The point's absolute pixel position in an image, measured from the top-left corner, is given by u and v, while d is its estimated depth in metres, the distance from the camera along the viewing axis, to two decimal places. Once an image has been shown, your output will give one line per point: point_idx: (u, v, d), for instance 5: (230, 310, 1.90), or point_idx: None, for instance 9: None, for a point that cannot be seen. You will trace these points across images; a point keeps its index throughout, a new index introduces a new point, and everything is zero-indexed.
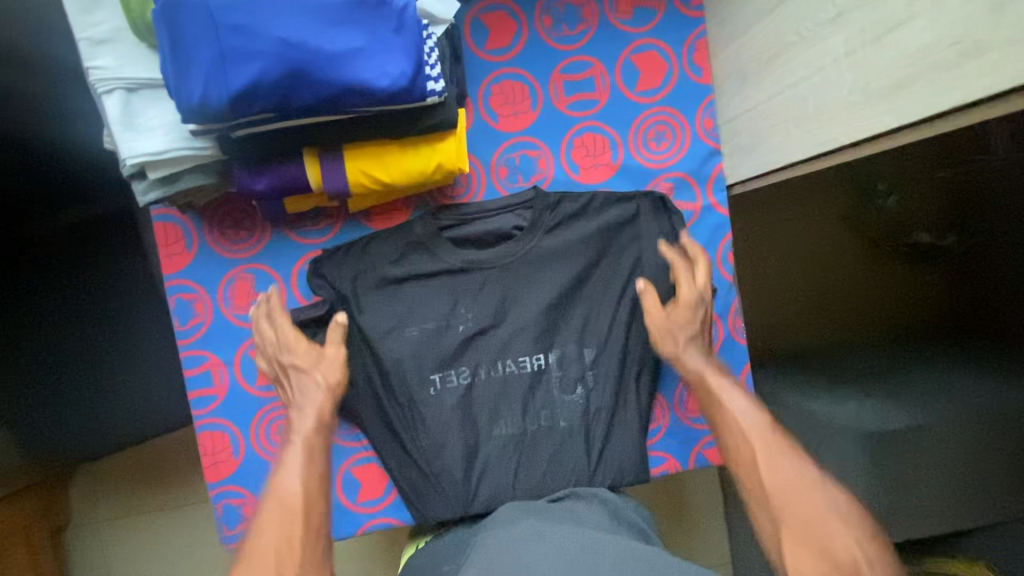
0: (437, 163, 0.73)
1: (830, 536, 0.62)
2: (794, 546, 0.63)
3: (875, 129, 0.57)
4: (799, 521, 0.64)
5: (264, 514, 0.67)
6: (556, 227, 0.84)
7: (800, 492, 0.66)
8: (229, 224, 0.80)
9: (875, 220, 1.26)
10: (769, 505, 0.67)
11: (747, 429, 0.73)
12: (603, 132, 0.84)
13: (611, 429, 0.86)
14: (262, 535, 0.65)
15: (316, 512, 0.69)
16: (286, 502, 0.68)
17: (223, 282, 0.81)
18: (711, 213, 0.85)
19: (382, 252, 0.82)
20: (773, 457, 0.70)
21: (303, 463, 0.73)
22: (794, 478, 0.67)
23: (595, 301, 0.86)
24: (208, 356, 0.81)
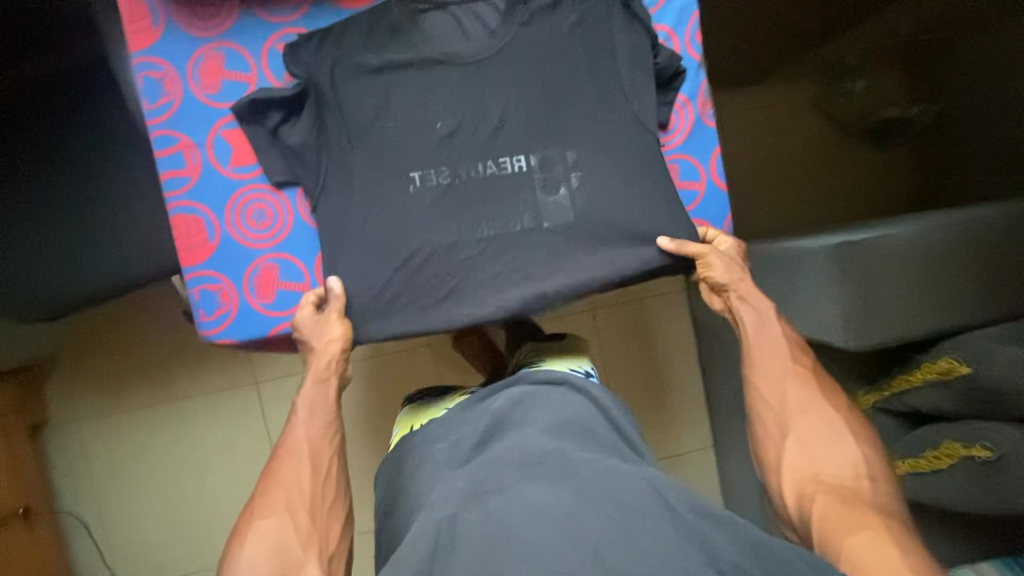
0: None
1: (837, 453, 0.76)
2: (799, 454, 0.77)
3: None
4: (807, 435, 0.78)
5: (281, 462, 0.76)
6: (531, 20, 0.84)
7: (813, 414, 0.79)
8: (197, 2, 0.80)
9: (846, 103, 1.51)
10: (786, 417, 0.80)
11: (774, 350, 0.84)
12: None
13: (598, 221, 0.84)
14: (278, 486, 0.74)
15: (324, 458, 0.77)
16: (296, 451, 0.77)
17: (191, 60, 0.80)
18: None
19: (353, 30, 0.81)
20: (806, 380, 0.82)
21: (307, 410, 0.79)
22: (811, 409, 0.79)
23: (574, 96, 0.85)
24: (180, 136, 0.80)
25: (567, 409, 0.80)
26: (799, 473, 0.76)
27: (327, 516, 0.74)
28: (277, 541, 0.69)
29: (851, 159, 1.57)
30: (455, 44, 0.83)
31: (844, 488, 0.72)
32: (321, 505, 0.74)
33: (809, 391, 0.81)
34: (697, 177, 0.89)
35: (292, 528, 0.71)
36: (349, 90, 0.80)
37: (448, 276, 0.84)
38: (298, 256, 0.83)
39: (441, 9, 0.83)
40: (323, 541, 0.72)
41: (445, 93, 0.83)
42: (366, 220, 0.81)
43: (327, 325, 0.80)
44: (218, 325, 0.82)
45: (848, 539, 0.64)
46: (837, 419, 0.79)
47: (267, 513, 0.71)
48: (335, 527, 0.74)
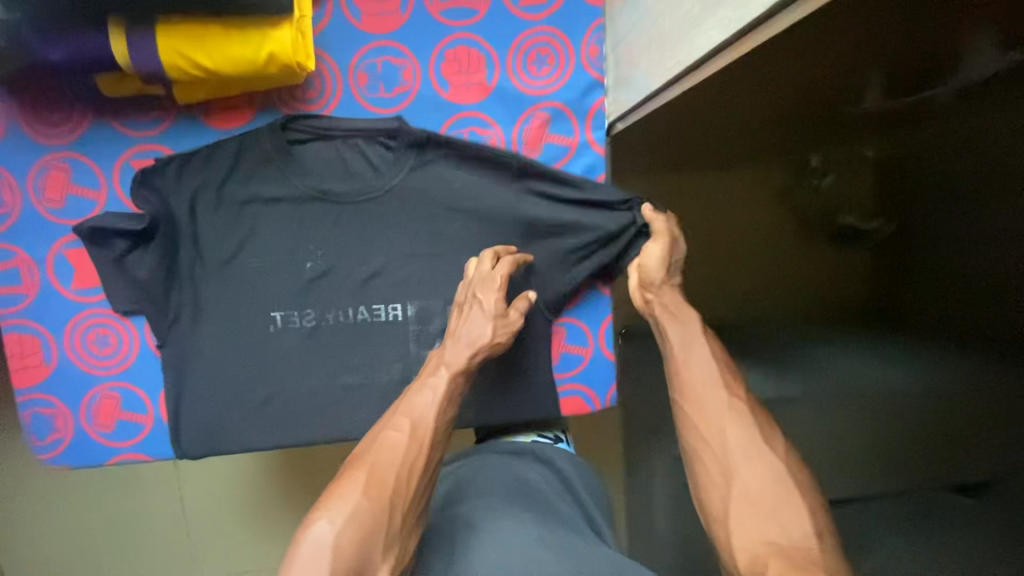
0: (271, 54, 0.65)
1: (784, 505, 0.53)
2: (746, 509, 0.54)
3: (709, 46, 0.53)
4: (753, 482, 0.55)
5: (372, 449, 0.60)
6: (422, 166, 0.76)
7: (757, 455, 0.57)
8: (41, 105, 0.71)
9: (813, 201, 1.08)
10: (727, 457, 0.58)
11: (709, 380, 0.63)
12: (478, 46, 0.76)
13: (470, 382, 0.81)
14: (389, 460, 0.59)
15: (434, 453, 0.62)
16: (416, 429, 0.62)
17: (33, 170, 0.72)
18: (588, 151, 0.78)
19: (219, 156, 0.73)
20: (740, 406, 0.61)
21: (446, 399, 0.66)
22: (753, 436, 0.58)
23: (464, 250, 0.79)
24: (17, 251, 0.73)
25: (524, 472, 0.73)
26: (750, 535, 0.52)
27: (415, 520, 0.58)
28: (354, 539, 0.53)
29: (819, 271, 1.10)
30: (335, 182, 0.76)
31: (791, 553, 0.50)
32: (410, 511, 0.57)
33: (747, 420, 0.59)
34: (584, 343, 0.83)
35: (385, 519, 0.55)
36: (211, 222, 0.75)
37: (302, 424, 0.79)
38: (144, 386, 0.78)
39: (324, 142, 0.75)
40: (401, 550, 0.55)
41: (318, 231, 0.77)
42: (218, 362, 0.77)
43: (507, 322, 0.74)
44: (51, 450, 0.77)
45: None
46: (780, 464, 0.56)
47: (368, 487, 0.56)
48: (416, 535, 0.58)
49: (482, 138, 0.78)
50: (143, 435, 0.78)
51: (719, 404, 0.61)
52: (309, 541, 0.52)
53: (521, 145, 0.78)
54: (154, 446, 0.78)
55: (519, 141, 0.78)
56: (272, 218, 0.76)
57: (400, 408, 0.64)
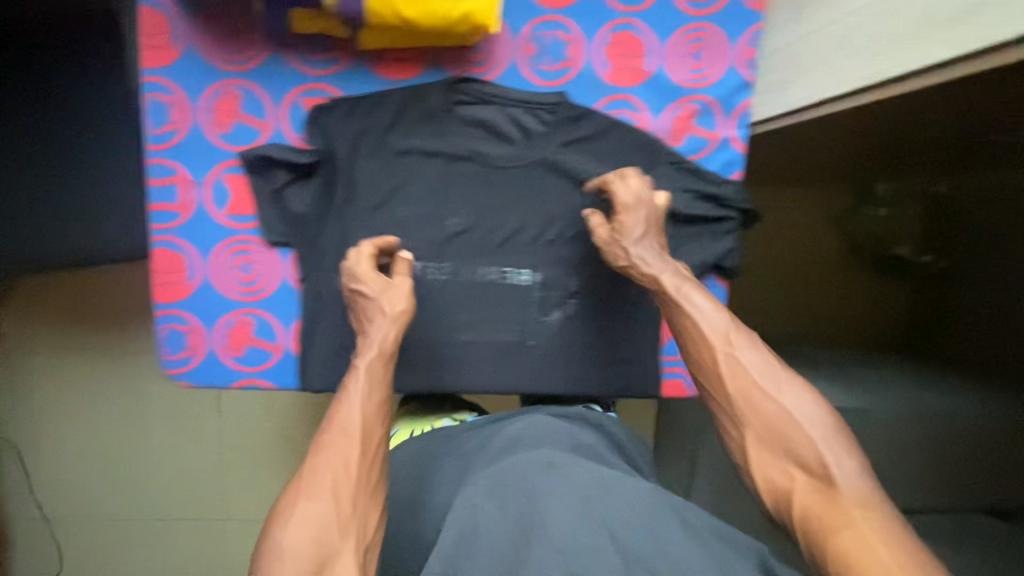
0: (465, 13, 0.68)
1: (797, 440, 0.56)
2: (762, 452, 0.58)
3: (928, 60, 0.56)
4: (764, 424, 0.58)
5: (317, 449, 0.60)
6: (574, 142, 0.80)
7: (765, 399, 0.59)
8: (225, 30, 0.73)
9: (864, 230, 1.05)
10: (731, 405, 0.60)
11: (710, 334, 0.63)
12: (641, 33, 0.79)
13: (584, 352, 0.85)
14: (331, 462, 0.59)
15: (374, 439, 0.62)
16: (347, 429, 0.62)
17: (207, 92, 0.74)
18: (728, 146, 0.82)
19: (385, 103, 0.76)
20: (737, 353, 0.61)
21: (365, 384, 0.66)
22: (759, 381, 0.59)
23: None
24: (178, 170, 0.75)
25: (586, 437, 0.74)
26: (763, 467, 0.57)
27: (367, 501, 0.58)
28: (317, 525, 0.54)
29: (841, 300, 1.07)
30: (490, 145, 0.79)
31: (811, 480, 0.54)
32: (363, 490, 0.58)
33: (750, 375, 0.60)
34: None
35: (334, 512, 0.55)
36: (368, 167, 0.77)
37: (423, 373, 0.82)
38: (277, 316, 0.80)
39: (487, 107, 0.78)
40: (364, 525, 0.56)
41: (465, 189, 0.80)
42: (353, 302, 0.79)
43: (396, 289, 0.72)
44: (181, 366, 0.80)
45: (831, 539, 0.49)
46: (788, 407, 0.58)
47: (309, 492, 0.57)
48: (376, 511, 0.58)
49: (631, 121, 0.81)
50: (269, 363, 0.81)
51: (713, 370, 0.62)
52: (274, 541, 0.54)
53: (665, 133, 0.82)
54: (278, 376, 0.81)
55: (664, 129, 0.81)
56: (425, 171, 0.79)
57: (329, 413, 0.63)
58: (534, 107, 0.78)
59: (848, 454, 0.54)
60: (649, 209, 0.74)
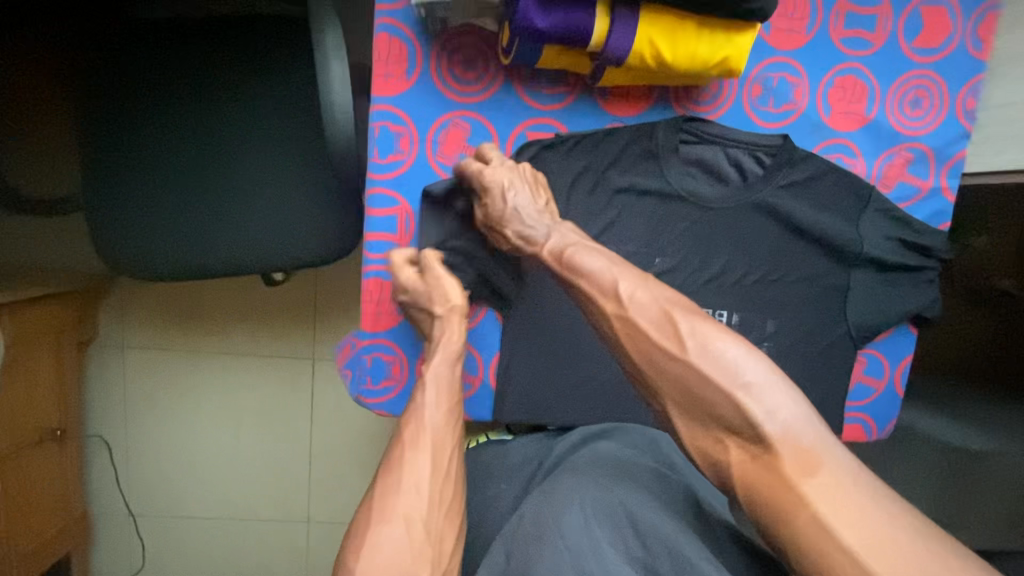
0: (725, 57, 0.66)
1: (707, 398, 0.52)
2: (689, 422, 0.54)
3: None
4: (680, 390, 0.54)
5: (397, 456, 0.62)
6: (788, 186, 0.79)
7: (670, 363, 0.54)
8: (461, 59, 0.71)
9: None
10: (647, 379, 0.56)
11: (626, 309, 0.58)
12: (865, 77, 0.78)
13: None
14: (401, 489, 0.58)
15: (445, 450, 0.63)
16: (420, 444, 0.62)
17: (437, 123, 0.72)
18: (937, 196, 0.81)
19: (610, 139, 0.74)
20: (630, 316, 0.57)
21: (433, 392, 0.67)
22: (663, 342, 0.55)
23: (799, 268, 0.82)
24: (398, 199, 0.74)
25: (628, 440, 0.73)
26: (696, 435, 0.54)
27: (442, 524, 0.58)
28: (396, 553, 0.55)
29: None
30: (705, 186, 0.78)
31: (743, 442, 0.51)
32: (438, 508, 0.59)
33: (646, 335, 0.56)
34: (881, 375, 0.87)
35: (407, 539, 0.56)
36: (586, 204, 0.76)
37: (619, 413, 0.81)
38: (479, 348, 0.80)
39: (710, 147, 0.76)
40: (439, 551, 0.57)
41: (674, 229, 0.79)
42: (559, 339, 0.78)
43: (447, 285, 0.71)
44: (378, 396, 0.79)
45: (791, 522, 0.47)
46: (693, 364, 0.53)
47: (383, 514, 0.57)
48: (451, 536, 0.59)
49: (845, 166, 0.80)
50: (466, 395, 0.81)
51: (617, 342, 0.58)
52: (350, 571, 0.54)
53: (877, 178, 0.81)
54: (475, 408, 0.81)
55: (877, 175, 0.80)
56: (638, 210, 0.78)
57: (397, 431, 0.64)
58: (754, 149, 0.77)
59: (785, 403, 0.50)
60: (513, 180, 0.69)
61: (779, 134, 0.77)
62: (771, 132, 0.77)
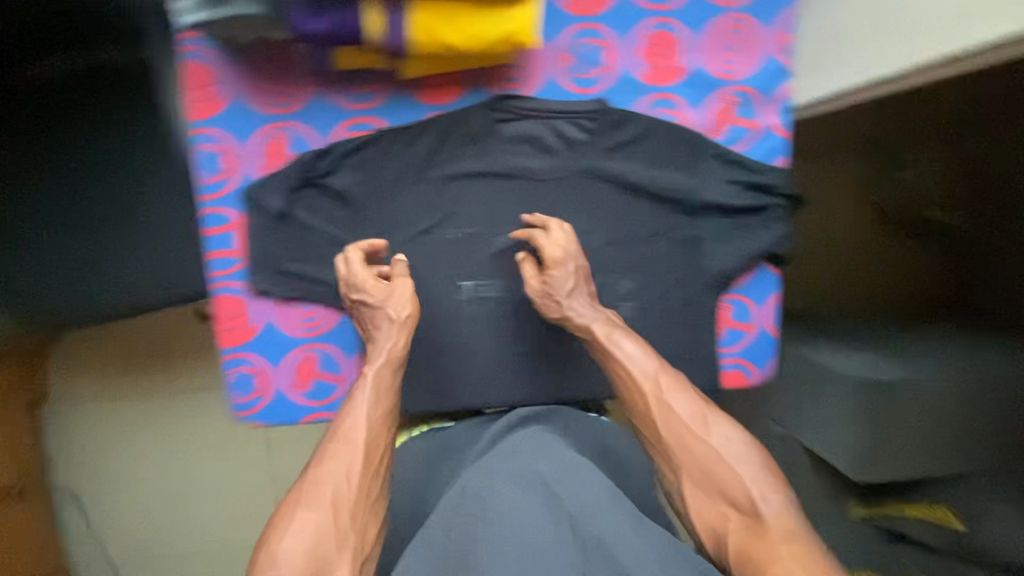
0: (505, 32, 0.68)
1: (726, 479, 0.63)
2: (695, 490, 0.65)
3: (994, 38, 0.56)
4: (697, 464, 0.65)
5: (335, 445, 0.64)
6: (615, 148, 0.80)
7: (689, 440, 0.66)
8: (266, 73, 0.73)
9: None
10: (667, 450, 0.67)
11: (635, 373, 0.69)
12: (675, 30, 0.79)
13: None
14: (332, 475, 0.61)
15: (378, 449, 0.65)
16: (352, 438, 0.64)
17: (256, 137, 0.75)
18: (769, 135, 0.82)
19: (426, 129, 0.77)
20: (667, 397, 0.68)
21: (375, 395, 0.68)
22: (694, 426, 0.66)
23: (643, 227, 0.83)
24: (232, 215, 0.76)
25: (568, 421, 0.76)
26: (702, 509, 0.64)
27: (367, 513, 0.60)
28: (318, 535, 0.57)
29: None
30: (531, 160, 0.79)
31: (743, 517, 0.62)
32: (365, 500, 0.61)
33: (680, 419, 0.67)
34: (749, 319, 0.87)
35: (331, 524, 0.58)
36: (417, 195, 0.78)
37: (485, 394, 0.82)
38: (340, 350, 0.82)
39: (529, 122, 0.78)
40: (361, 539, 0.59)
41: (511, 206, 0.81)
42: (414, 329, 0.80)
43: (402, 296, 0.73)
44: (250, 408, 0.82)
45: (765, 569, 0.56)
46: (711, 445, 0.65)
47: (313, 500, 0.59)
48: (374, 523, 0.61)
49: (670, 120, 0.81)
50: (335, 395, 0.83)
51: (641, 407, 0.68)
52: (268, 549, 0.56)
53: (707, 127, 0.82)
54: (345, 407, 0.83)
55: (706, 124, 0.81)
56: (469, 192, 0.79)
57: (334, 421, 0.66)
58: (574, 117, 0.79)
59: (774, 490, 0.63)
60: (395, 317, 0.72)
61: (595, 101, 0.79)
62: (589, 99, 0.79)
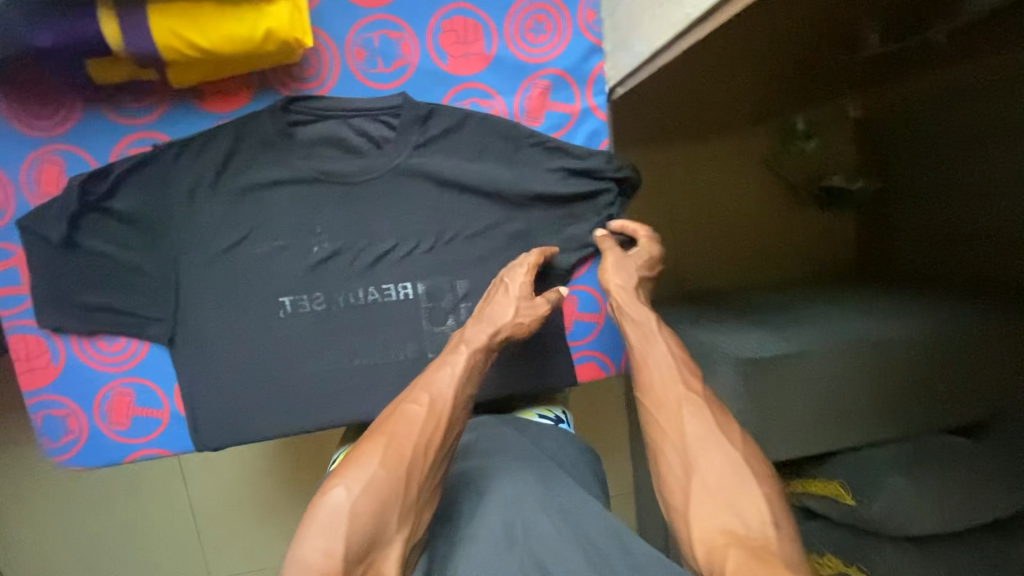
0: (266, 30, 0.64)
1: (741, 496, 0.56)
2: (704, 502, 0.58)
3: (705, 7, 0.54)
4: (713, 475, 0.59)
5: (405, 410, 0.62)
6: (426, 143, 0.76)
7: (715, 447, 0.60)
8: (32, 95, 0.69)
9: (794, 163, 1.29)
10: (686, 450, 0.62)
11: (669, 375, 0.68)
12: (474, 16, 0.76)
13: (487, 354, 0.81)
14: (399, 437, 0.59)
15: (456, 428, 0.62)
16: (436, 409, 0.62)
17: (27, 164, 0.70)
18: (590, 116, 0.79)
19: (216, 139, 0.72)
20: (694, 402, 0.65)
21: (464, 373, 0.66)
22: (710, 429, 0.62)
23: (470, 223, 0.79)
24: (12, 250, 0.71)
25: (541, 439, 0.73)
26: (706, 523, 0.56)
27: (429, 494, 0.58)
28: (379, 492, 0.55)
29: (802, 224, 1.33)
30: (337, 162, 0.75)
31: (746, 540, 0.53)
32: (433, 476, 0.59)
33: (703, 418, 0.64)
34: (597, 308, 0.84)
35: (388, 487, 0.56)
36: (216, 211, 0.73)
37: (318, 412, 0.77)
38: (156, 381, 0.76)
39: (326, 123, 0.74)
40: (416, 519, 0.57)
41: (323, 212, 0.76)
42: (231, 351, 0.75)
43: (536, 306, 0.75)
44: (66, 452, 0.76)
45: None
46: (734, 454, 0.60)
47: (386, 458, 0.57)
48: (431, 510, 0.59)
49: (484, 109, 0.77)
50: (159, 429, 0.77)
51: (687, 414, 0.64)
52: (331, 500, 0.54)
53: (523, 113, 0.78)
54: (173, 441, 0.78)
55: (521, 111, 0.78)
56: (274, 203, 0.75)
57: (421, 385, 0.64)
58: (376, 115, 0.75)
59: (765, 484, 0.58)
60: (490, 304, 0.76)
61: (397, 96, 0.74)
62: (392, 94, 0.75)
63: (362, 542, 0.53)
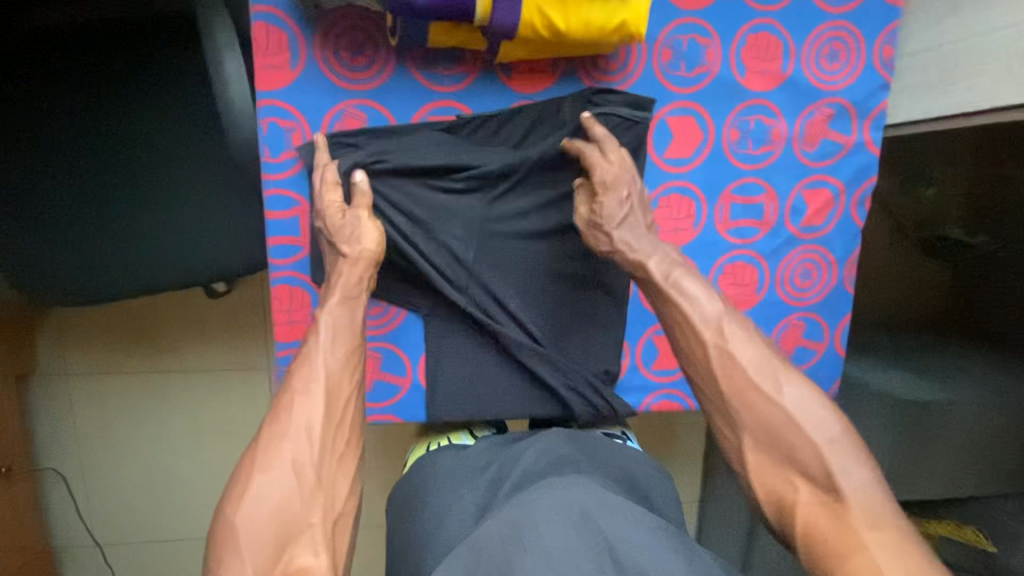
0: (621, 21, 0.63)
1: (798, 446, 0.53)
2: (761, 456, 0.55)
3: None
4: (765, 426, 0.55)
5: (288, 398, 0.56)
6: None
7: (761, 404, 0.55)
8: (348, 44, 0.67)
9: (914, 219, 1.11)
10: (729, 409, 0.57)
11: (698, 322, 0.60)
12: (778, 34, 0.75)
13: None
14: (288, 433, 0.53)
15: (338, 396, 0.58)
16: (312, 382, 0.57)
17: (330, 115, 0.68)
18: (861, 151, 0.79)
19: (516, 118, 0.71)
20: (731, 349, 0.58)
21: (330, 338, 0.61)
22: (755, 393, 0.56)
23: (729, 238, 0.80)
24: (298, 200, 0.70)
25: (599, 451, 0.68)
26: (765, 476, 0.54)
27: (335, 466, 0.54)
28: (279, 500, 0.49)
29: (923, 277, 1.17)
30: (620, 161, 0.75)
31: (815, 490, 0.51)
32: (331, 455, 0.54)
33: (739, 360, 0.57)
34: (820, 337, 0.85)
35: (292, 485, 0.50)
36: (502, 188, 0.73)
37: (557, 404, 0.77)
38: (405, 348, 0.76)
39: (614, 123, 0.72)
40: (329, 497, 0.52)
41: None
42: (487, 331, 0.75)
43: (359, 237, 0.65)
44: None
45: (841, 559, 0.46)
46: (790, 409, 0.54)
47: (268, 458, 0.51)
48: (345, 480, 0.54)
49: (766, 128, 0.77)
50: (397, 397, 0.77)
51: (713, 373, 0.59)
52: (228, 519, 0.48)
53: (800, 138, 0.78)
54: (408, 410, 0.77)
55: (799, 135, 0.78)
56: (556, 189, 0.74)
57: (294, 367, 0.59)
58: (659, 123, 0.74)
59: (828, 426, 0.53)
60: (631, 189, 0.69)
61: None
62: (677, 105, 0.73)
63: (272, 545, 0.47)
